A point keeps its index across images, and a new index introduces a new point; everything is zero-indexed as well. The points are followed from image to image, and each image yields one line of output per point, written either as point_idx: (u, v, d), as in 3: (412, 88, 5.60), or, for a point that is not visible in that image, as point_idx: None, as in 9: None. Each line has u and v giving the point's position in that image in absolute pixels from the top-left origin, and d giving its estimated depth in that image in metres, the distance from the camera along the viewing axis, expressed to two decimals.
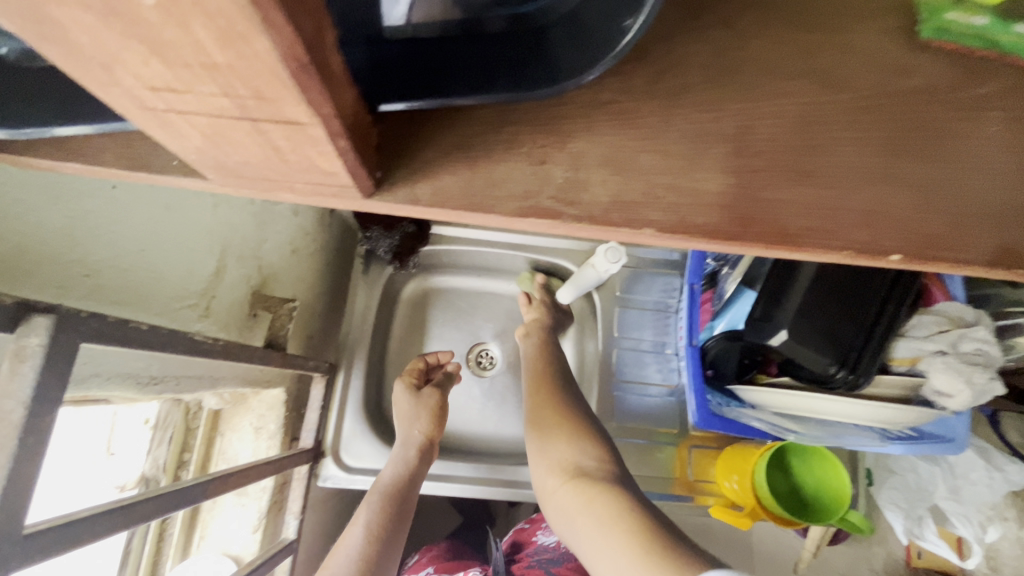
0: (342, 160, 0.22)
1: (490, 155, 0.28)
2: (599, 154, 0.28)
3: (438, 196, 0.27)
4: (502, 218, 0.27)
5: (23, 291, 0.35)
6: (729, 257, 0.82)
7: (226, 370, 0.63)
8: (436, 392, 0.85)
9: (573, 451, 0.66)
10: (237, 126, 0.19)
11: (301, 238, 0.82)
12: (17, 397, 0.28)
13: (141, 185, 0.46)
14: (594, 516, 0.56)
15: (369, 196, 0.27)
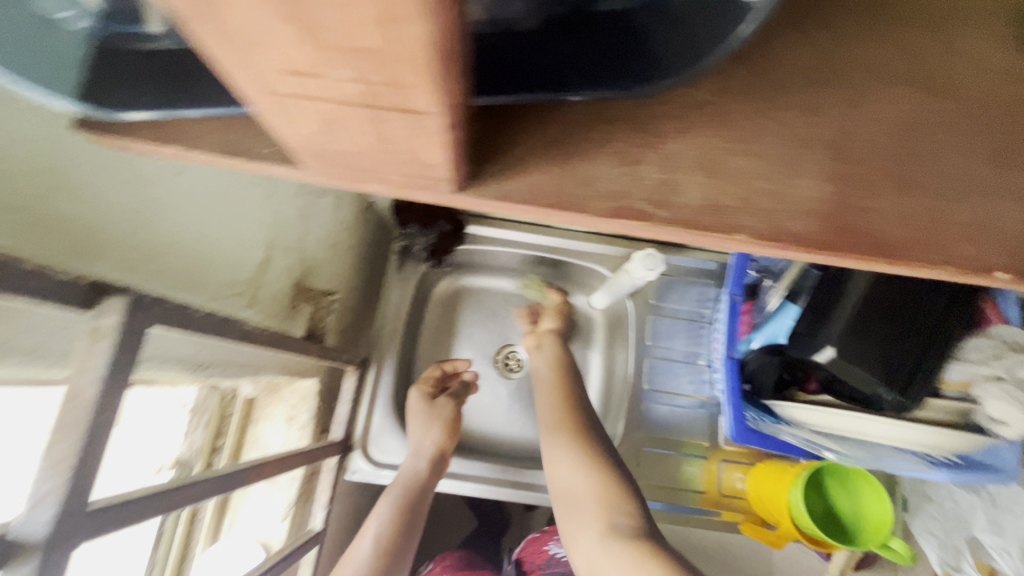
0: (443, 152, 0.22)
1: (582, 153, 0.28)
2: (693, 156, 0.27)
3: (529, 194, 0.27)
4: (592, 218, 0.26)
5: (96, 271, 0.36)
6: (773, 269, 0.81)
7: (267, 359, 0.64)
8: (449, 404, 0.86)
9: (605, 493, 0.64)
10: (355, 115, 0.18)
11: (340, 233, 0.83)
12: (92, 374, 0.29)
13: (203, 174, 0.47)
14: (621, 565, 0.55)
15: (459, 191, 0.26)
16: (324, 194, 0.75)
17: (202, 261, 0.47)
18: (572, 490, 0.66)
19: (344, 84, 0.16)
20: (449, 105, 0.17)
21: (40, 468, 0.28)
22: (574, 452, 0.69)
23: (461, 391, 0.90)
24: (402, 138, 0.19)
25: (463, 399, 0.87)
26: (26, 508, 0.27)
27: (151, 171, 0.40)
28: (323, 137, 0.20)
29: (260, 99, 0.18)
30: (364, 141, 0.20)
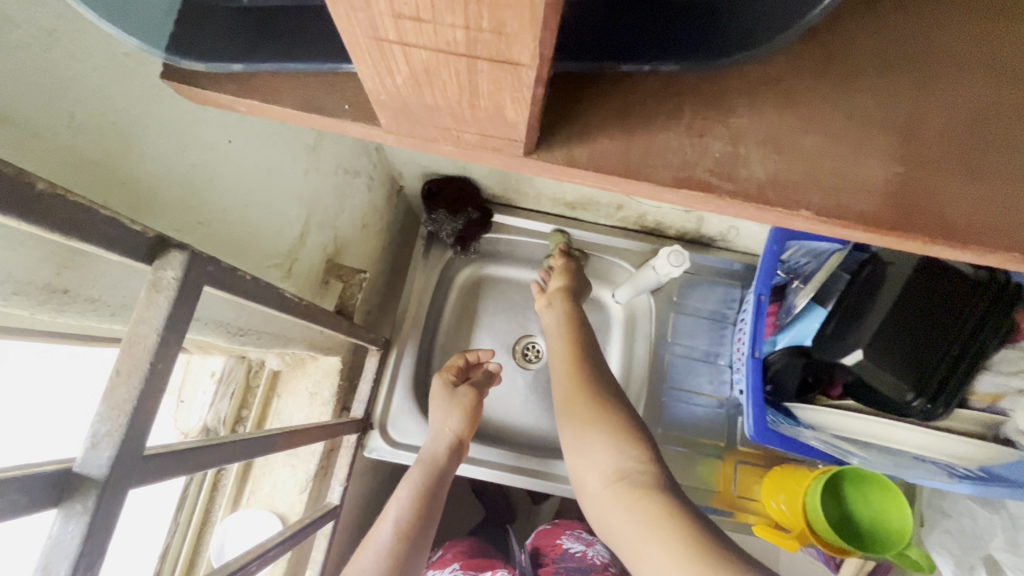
0: (524, 113, 0.22)
1: (649, 124, 0.29)
2: (761, 132, 0.28)
3: (596, 161, 0.28)
4: (656, 186, 0.28)
5: (156, 226, 0.37)
6: (802, 271, 0.80)
7: (296, 331, 0.66)
8: (471, 392, 0.84)
9: (611, 454, 0.61)
10: (453, 64, 0.19)
11: (371, 214, 0.84)
12: (151, 323, 0.30)
13: (253, 142, 0.48)
14: (634, 522, 0.53)
15: (529, 154, 0.29)
16: (358, 174, 0.76)
17: (246, 228, 0.49)
18: (586, 456, 0.63)
19: (450, 32, 0.17)
20: (543, 58, 0.18)
21: (101, 409, 0.29)
22: (590, 420, 0.65)
23: (484, 381, 0.88)
24: (493, 92, 0.20)
25: (485, 390, 0.86)
26: (87, 447, 0.29)
27: (210, 135, 0.41)
28: (414, 92, 0.22)
29: (363, 48, 0.19)
30: (454, 96, 0.22)
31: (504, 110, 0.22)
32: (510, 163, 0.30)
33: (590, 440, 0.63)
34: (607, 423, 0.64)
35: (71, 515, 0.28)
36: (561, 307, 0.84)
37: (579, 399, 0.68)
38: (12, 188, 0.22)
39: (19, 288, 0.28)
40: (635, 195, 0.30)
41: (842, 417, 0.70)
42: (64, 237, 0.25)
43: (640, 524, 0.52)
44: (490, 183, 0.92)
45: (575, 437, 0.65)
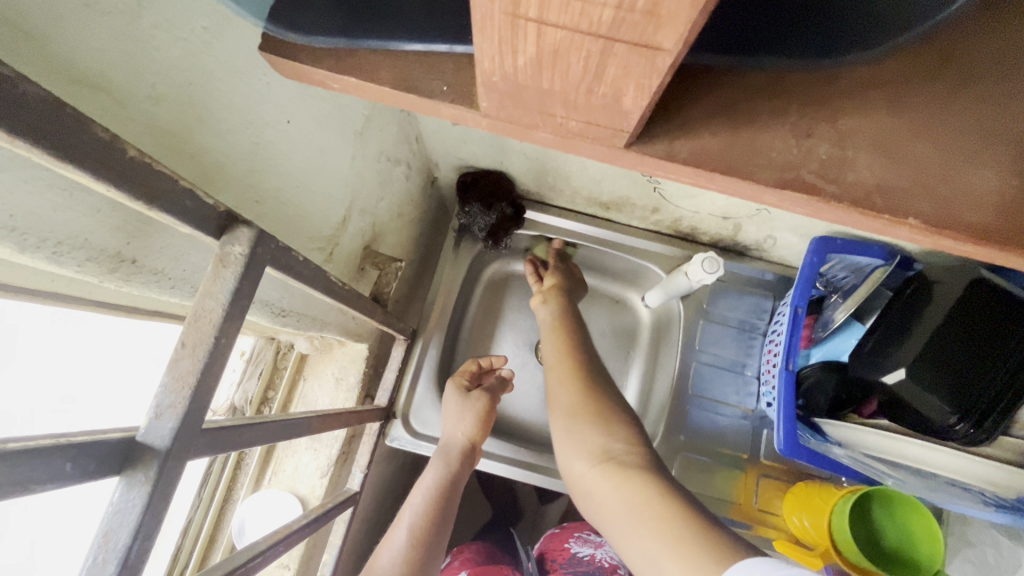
0: (643, 100, 0.22)
1: (753, 122, 0.29)
2: (870, 135, 0.29)
3: (698, 156, 0.29)
4: (758, 185, 0.29)
5: (220, 198, 0.38)
6: (842, 285, 0.79)
7: (332, 316, 0.66)
8: (483, 396, 0.83)
9: (599, 435, 0.60)
10: (585, 45, 0.18)
11: (406, 203, 0.84)
12: (218, 298, 0.30)
13: (308, 123, 0.47)
14: (623, 501, 0.51)
15: (630, 145, 0.30)
16: (398, 163, 0.76)
17: (298, 207, 0.50)
18: (574, 441, 0.61)
19: (597, 14, 0.17)
20: (687, 43, 0.17)
21: (165, 380, 0.29)
22: (578, 409, 0.64)
23: (497, 387, 0.87)
24: (620, 77, 0.20)
25: (498, 394, 0.85)
26: (150, 417, 0.29)
27: (271, 115, 0.41)
28: (531, 74, 0.22)
29: (496, 23, 0.19)
30: (575, 81, 0.21)
31: (622, 96, 0.22)
32: (605, 154, 0.30)
33: (578, 422, 0.62)
34: (596, 407, 0.64)
35: (133, 484, 0.28)
36: (555, 304, 0.85)
37: (573, 386, 0.68)
38: (106, 152, 0.22)
39: (92, 256, 0.28)
40: (733, 193, 0.31)
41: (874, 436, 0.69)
42: (146, 206, 0.25)
43: (629, 505, 0.50)
44: (525, 179, 0.90)
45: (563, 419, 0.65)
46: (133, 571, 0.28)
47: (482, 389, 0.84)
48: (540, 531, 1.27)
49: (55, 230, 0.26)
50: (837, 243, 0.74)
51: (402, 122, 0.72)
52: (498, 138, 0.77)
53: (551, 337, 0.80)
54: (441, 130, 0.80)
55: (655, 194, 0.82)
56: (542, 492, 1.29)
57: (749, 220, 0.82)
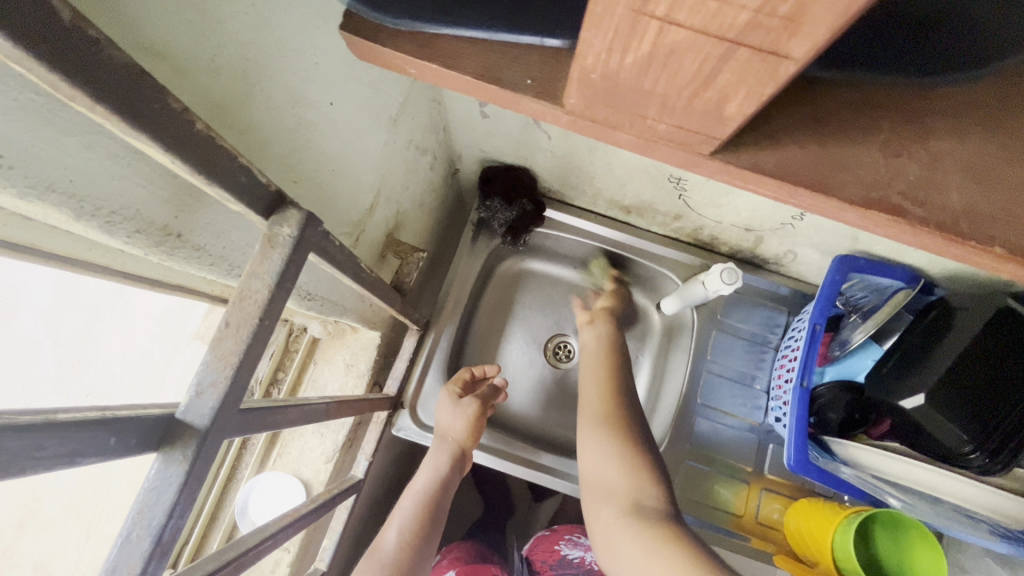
0: (744, 109, 0.22)
1: (842, 137, 0.30)
2: (959, 157, 0.30)
3: (783, 166, 0.30)
4: (843, 201, 0.30)
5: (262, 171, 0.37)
6: (863, 305, 0.78)
7: (350, 301, 0.66)
8: (475, 403, 0.81)
9: (631, 486, 0.63)
10: (705, 49, 0.18)
11: (428, 193, 0.83)
12: (264, 278, 0.30)
13: (349, 105, 0.47)
14: (641, 549, 0.56)
15: (712, 155, 0.30)
16: (425, 153, 0.75)
17: (331, 190, 0.49)
18: (605, 491, 0.64)
19: (728, 20, 0.17)
20: (816, 54, 0.17)
21: (207, 358, 0.29)
22: (612, 449, 0.67)
23: (489, 395, 0.84)
24: (731, 84, 0.20)
25: (491, 401, 0.83)
26: (191, 395, 0.28)
27: (316, 96, 0.41)
28: (635, 73, 0.21)
29: (616, 18, 0.19)
30: (682, 84, 0.21)
31: (723, 104, 0.22)
32: (684, 161, 0.30)
33: (604, 459, 0.66)
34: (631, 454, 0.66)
35: (171, 461, 0.27)
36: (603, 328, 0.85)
37: None
38: (176, 124, 0.22)
39: (140, 228, 0.28)
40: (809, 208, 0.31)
41: (884, 459, 0.68)
42: (206, 180, 0.25)
43: (646, 551, 0.55)
44: (547, 178, 0.89)
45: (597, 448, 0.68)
46: (166, 548, 0.27)
47: (475, 397, 0.82)
48: (531, 528, 1.27)
49: (110, 199, 0.26)
50: (860, 262, 0.74)
51: (431, 111, 0.71)
52: (527, 134, 0.77)
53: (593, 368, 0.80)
54: (469, 123, 0.79)
55: (679, 201, 0.82)
56: (535, 490, 1.29)
57: (773, 233, 0.81)
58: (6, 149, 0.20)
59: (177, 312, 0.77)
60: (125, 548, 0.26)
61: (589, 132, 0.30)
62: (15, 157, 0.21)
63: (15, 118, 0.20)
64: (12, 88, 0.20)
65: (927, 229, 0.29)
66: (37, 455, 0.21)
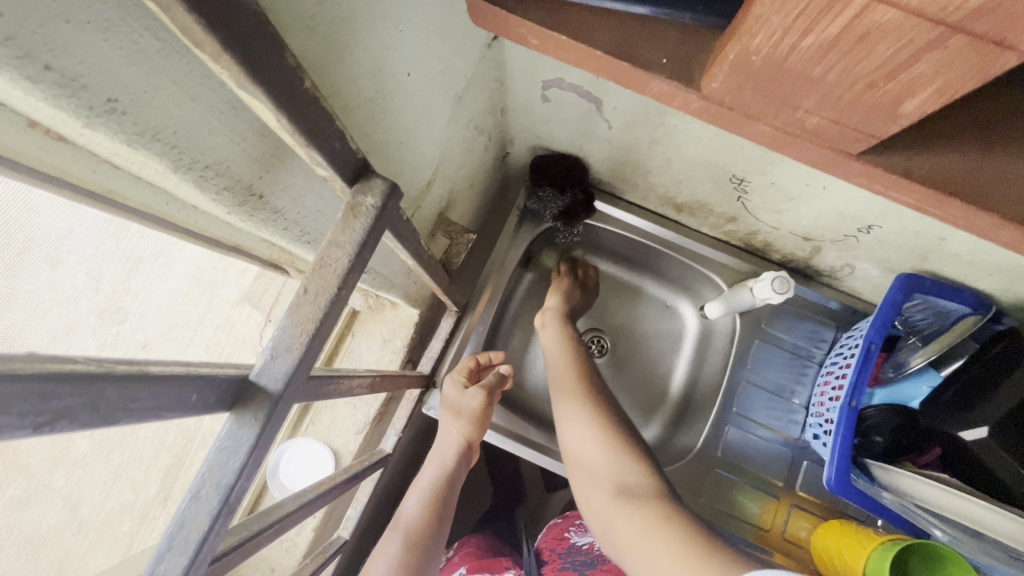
0: (919, 105, 0.23)
1: (1007, 145, 0.29)
2: None
3: (936, 172, 0.29)
4: (999, 218, 0.29)
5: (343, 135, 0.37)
6: (923, 329, 0.76)
7: (397, 276, 0.65)
8: (479, 394, 0.77)
9: (613, 466, 0.62)
10: (909, 30, 0.19)
11: (479, 173, 0.82)
12: (345, 247, 0.30)
13: (423, 77, 0.46)
14: (636, 528, 0.53)
15: (858, 154, 0.28)
16: (481, 133, 0.74)
17: (394, 162, 0.49)
18: (590, 474, 0.64)
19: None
20: None
21: (284, 323, 0.29)
22: (592, 429, 0.67)
23: (496, 382, 0.79)
24: (924, 75, 0.21)
25: (496, 394, 0.78)
26: (266, 357, 0.28)
27: (396, 65, 0.40)
28: (810, 57, 0.22)
29: None
30: (864, 72, 0.22)
31: (898, 98, 0.23)
32: (824, 160, 0.29)
33: (590, 442, 0.66)
34: (609, 433, 0.66)
35: (243, 423, 0.27)
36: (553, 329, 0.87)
37: None
38: (284, 77, 0.22)
39: (229, 185, 0.28)
40: (946, 217, 0.30)
41: (916, 483, 0.65)
42: (304, 142, 0.24)
43: (642, 529, 0.53)
44: (600, 168, 0.87)
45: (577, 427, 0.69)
46: (232, 508, 0.27)
47: (479, 387, 0.78)
48: (542, 518, 1.27)
49: (207, 154, 0.25)
50: (926, 283, 0.70)
51: (494, 90, 0.70)
52: (587, 122, 0.74)
53: (560, 357, 0.81)
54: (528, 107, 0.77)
55: (738, 203, 0.79)
56: (550, 480, 1.29)
57: (833, 245, 0.78)
58: (123, 93, 0.20)
59: (213, 271, 0.77)
60: (193, 504, 0.26)
61: (723, 123, 0.30)
62: (128, 102, 0.20)
63: (134, 62, 0.20)
64: (135, 31, 0.20)
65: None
66: (129, 407, 0.20)
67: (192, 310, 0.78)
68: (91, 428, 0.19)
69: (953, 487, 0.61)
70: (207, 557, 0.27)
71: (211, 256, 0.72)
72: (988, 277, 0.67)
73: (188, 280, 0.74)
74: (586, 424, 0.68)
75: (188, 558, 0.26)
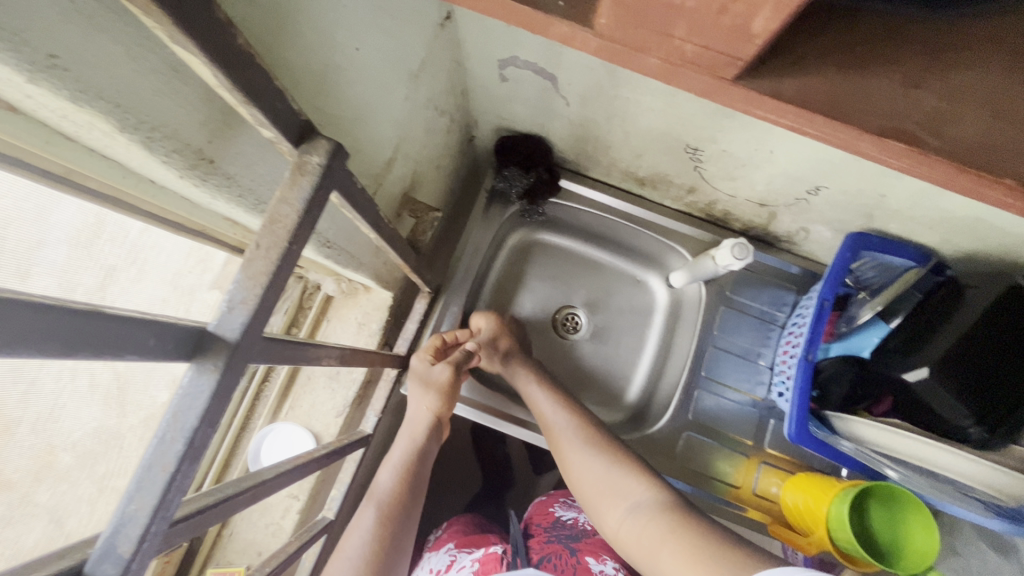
0: (768, 26, 0.25)
1: (861, 68, 0.32)
2: (987, 92, 0.31)
3: (802, 94, 0.31)
4: (862, 132, 0.31)
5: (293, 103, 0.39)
6: (873, 284, 0.79)
7: (367, 256, 0.67)
8: (447, 370, 0.80)
9: (616, 484, 0.67)
10: None
11: (444, 155, 0.84)
12: (293, 204, 0.32)
13: (374, 52, 0.48)
14: (648, 537, 0.58)
15: (735, 80, 0.30)
16: (442, 115, 0.76)
17: (352, 139, 0.50)
18: (594, 489, 0.69)
19: None
20: None
21: (238, 277, 0.31)
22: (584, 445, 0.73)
23: (462, 359, 0.82)
24: None
25: (464, 367, 0.81)
26: (222, 310, 0.30)
27: (344, 39, 0.42)
28: None
29: None
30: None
31: (751, 24, 0.25)
32: (709, 88, 0.31)
33: (590, 456, 0.71)
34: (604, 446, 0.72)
35: (203, 370, 0.29)
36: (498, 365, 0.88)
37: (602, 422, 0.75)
38: (216, 30, 0.23)
39: (176, 148, 0.29)
40: (828, 143, 0.32)
41: (869, 429, 0.68)
42: (243, 99, 0.26)
43: (655, 538, 0.57)
44: (563, 147, 0.90)
45: (581, 458, 0.72)
46: (197, 452, 0.29)
47: (447, 362, 0.81)
48: (531, 497, 1.29)
49: (151, 114, 0.27)
50: (872, 241, 0.74)
51: (451, 71, 0.71)
52: (546, 101, 0.76)
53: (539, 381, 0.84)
54: (487, 87, 0.78)
55: (694, 173, 0.81)
56: (537, 461, 1.31)
57: (787, 210, 0.81)
58: (61, 50, 0.22)
59: (189, 274, 0.72)
60: (159, 448, 0.28)
61: (615, 60, 0.31)
62: (69, 59, 0.22)
63: (71, 20, 0.22)
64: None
65: (944, 158, 0.30)
66: (85, 342, 0.22)
67: (174, 303, 0.70)
68: (49, 357, 0.21)
69: (913, 433, 0.65)
70: (175, 500, 0.29)
71: (188, 253, 0.70)
72: (930, 231, 0.70)
73: (164, 286, 0.69)
74: (579, 441, 0.74)
75: (157, 498, 0.28)
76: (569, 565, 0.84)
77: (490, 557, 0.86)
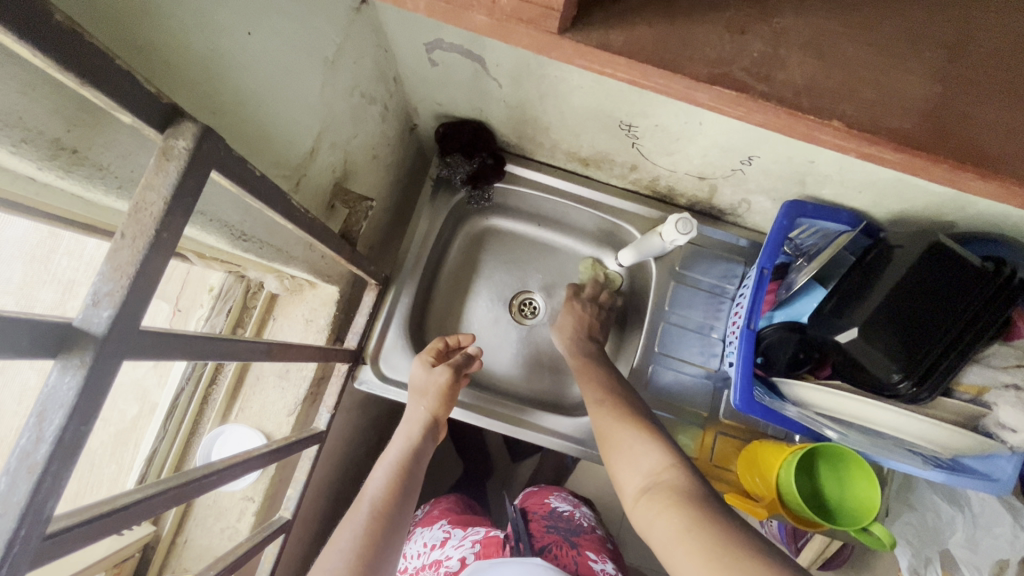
0: None
1: (688, 19, 0.37)
2: (802, 37, 0.37)
3: (628, 42, 0.35)
4: (687, 75, 0.35)
5: (172, 91, 0.39)
6: (807, 249, 0.82)
7: (299, 249, 0.66)
8: (446, 370, 0.81)
9: (643, 469, 0.62)
10: None
11: (382, 145, 0.83)
12: (160, 191, 0.31)
13: (274, 37, 0.47)
14: (663, 530, 0.52)
15: (564, 31, 0.34)
16: (373, 102, 0.74)
17: (259, 129, 0.50)
18: (628, 477, 0.63)
19: None
20: None
21: (103, 269, 0.29)
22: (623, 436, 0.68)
23: (463, 362, 0.83)
24: None
25: (465, 369, 0.82)
26: (88, 304, 0.29)
27: (228, 23, 0.41)
28: None
29: None
30: None
31: None
32: (541, 42, 0.35)
33: (631, 447, 0.66)
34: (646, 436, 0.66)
35: (69, 366, 0.28)
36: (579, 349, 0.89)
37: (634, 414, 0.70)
38: (28, 8, 0.22)
39: (26, 137, 0.28)
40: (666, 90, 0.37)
41: (816, 393, 0.69)
42: (77, 81, 0.25)
43: (669, 532, 0.51)
44: (504, 130, 0.89)
45: (620, 457, 0.66)
46: (70, 450, 0.28)
47: (447, 365, 0.82)
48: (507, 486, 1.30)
49: None
50: (807, 208, 0.75)
51: (377, 56, 0.70)
52: (478, 83, 0.75)
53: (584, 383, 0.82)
54: (419, 72, 0.77)
55: (633, 150, 0.82)
56: (512, 449, 1.31)
57: (725, 182, 0.82)
58: None
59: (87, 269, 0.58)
60: (22, 451, 0.27)
61: (445, 16, 0.34)
62: None
63: None
64: None
65: (769, 100, 0.35)
66: None
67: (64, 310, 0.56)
68: None
69: (859, 394, 0.65)
70: (48, 501, 0.28)
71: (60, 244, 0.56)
72: (858, 195, 0.72)
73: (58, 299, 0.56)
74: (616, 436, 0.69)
75: (24, 499, 0.27)
76: (570, 556, 0.83)
77: (490, 539, 0.83)
